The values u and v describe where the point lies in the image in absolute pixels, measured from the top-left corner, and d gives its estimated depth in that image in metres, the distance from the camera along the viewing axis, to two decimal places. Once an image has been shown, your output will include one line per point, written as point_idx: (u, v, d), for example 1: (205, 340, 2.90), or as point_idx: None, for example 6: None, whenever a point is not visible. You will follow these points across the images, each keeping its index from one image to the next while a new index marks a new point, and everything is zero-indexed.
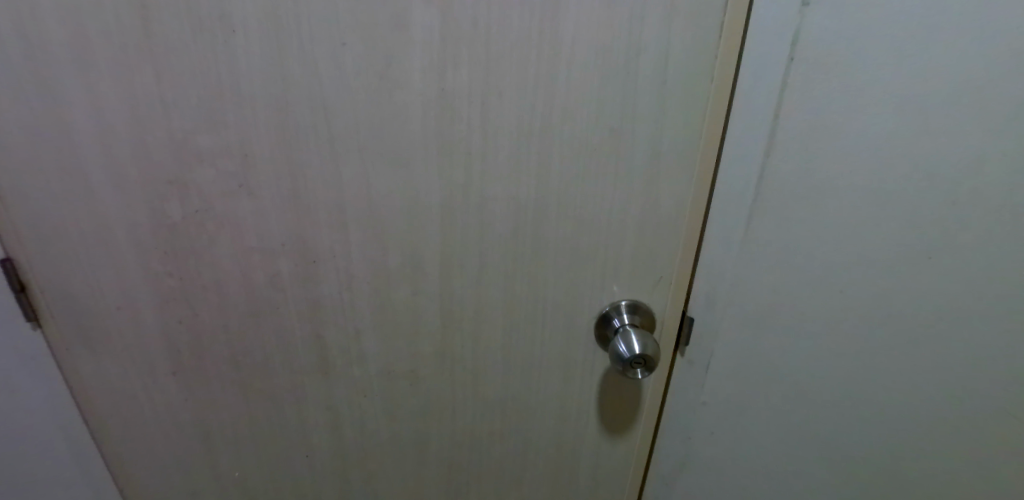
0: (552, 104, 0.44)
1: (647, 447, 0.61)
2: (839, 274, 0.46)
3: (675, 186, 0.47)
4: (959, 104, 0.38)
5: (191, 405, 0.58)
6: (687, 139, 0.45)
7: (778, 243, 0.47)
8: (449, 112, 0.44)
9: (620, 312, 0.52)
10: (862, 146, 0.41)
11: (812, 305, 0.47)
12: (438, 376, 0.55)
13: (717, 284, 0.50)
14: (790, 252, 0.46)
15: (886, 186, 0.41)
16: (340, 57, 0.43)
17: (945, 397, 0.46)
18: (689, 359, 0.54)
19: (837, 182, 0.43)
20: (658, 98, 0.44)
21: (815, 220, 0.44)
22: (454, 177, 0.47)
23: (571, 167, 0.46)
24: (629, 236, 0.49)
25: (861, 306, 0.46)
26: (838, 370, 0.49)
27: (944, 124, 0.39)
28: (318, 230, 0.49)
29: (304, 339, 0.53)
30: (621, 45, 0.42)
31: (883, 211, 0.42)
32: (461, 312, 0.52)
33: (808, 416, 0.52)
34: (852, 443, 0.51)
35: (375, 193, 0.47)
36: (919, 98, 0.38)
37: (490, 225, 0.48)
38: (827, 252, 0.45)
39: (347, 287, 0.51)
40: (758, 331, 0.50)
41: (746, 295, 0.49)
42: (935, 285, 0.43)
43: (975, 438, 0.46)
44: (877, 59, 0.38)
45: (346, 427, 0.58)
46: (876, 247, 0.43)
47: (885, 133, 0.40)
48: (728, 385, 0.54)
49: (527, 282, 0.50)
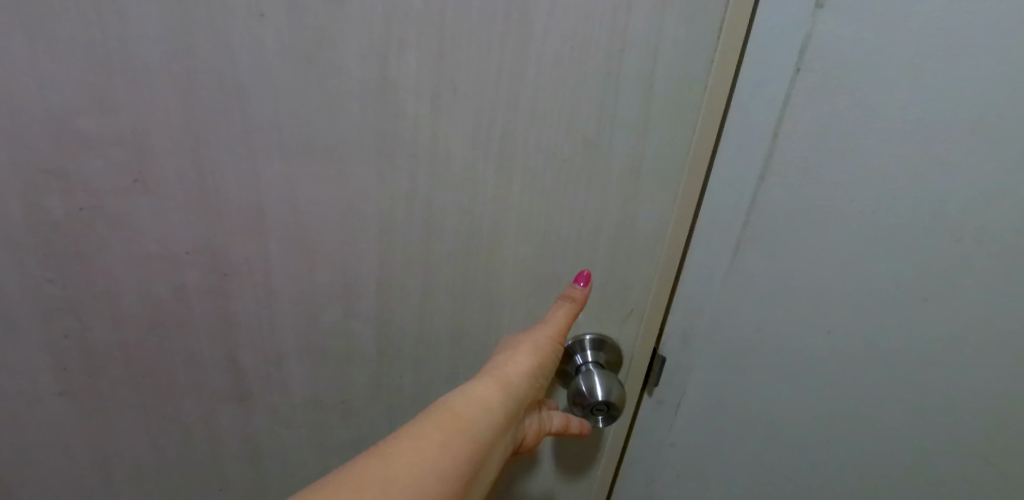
0: (517, 106, 0.36)
1: (606, 486, 0.56)
2: (829, 316, 0.41)
3: (657, 211, 0.41)
4: (978, 134, 0.33)
5: (88, 431, 0.48)
6: (673, 156, 0.39)
7: (764, 278, 0.41)
8: (393, 108, 0.37)
9: (584, 348, 0.45)
10: (868, 175, 0.36)
11: (794, 347, 0.43)
12: (374, 407, 0.47)
13: (692, 319, 0.44)
14: (777, 286, 0.41)
15: (894, 222, 0.36)
16: (258, 32, 0.34)
17: (935, 448, 0.42)
18: (658, 398, 0.49)
19: (837, 213, 0.37)
20: (643, 108, 0.37)
21: (807, 256, 0.39)
22: (398, 185, 0.39)
23: (536, 182, 0.39)
24: (600, 264, 0.42)
25: (848, 351, 0.42)
26: (816, 414, 0.45)
27: (959, 156, 0.33)
28: (231, 238, 0.41)
29: (216, 361, 0.45)
30: (603, 41, 0.35)
31: (884, 246, 0.37)
32: (400, 340, 0.44)
33: (780, 458, 0.48)
34: (829, 487, 0.47)
35: (299, 198, 0.40)
36: (934, 125, 0.33)
37: (437, 242, 0.41)
38: (817, 290, 0.40)
39: (266, 305, 0.43)
40: (735, 372, 0.45)
41: (724, 331, 0.44)
42: (934, 334, 0.39)
43: (956, 495, 0.43)
44: (894, 77, 0.33)
45: (266, 459, 0.50)
46: (872, 284, 0.39)
47: (894, 162, 0.35)
48: (697, 426, 0.48)
49: (480, 311, 0.43)
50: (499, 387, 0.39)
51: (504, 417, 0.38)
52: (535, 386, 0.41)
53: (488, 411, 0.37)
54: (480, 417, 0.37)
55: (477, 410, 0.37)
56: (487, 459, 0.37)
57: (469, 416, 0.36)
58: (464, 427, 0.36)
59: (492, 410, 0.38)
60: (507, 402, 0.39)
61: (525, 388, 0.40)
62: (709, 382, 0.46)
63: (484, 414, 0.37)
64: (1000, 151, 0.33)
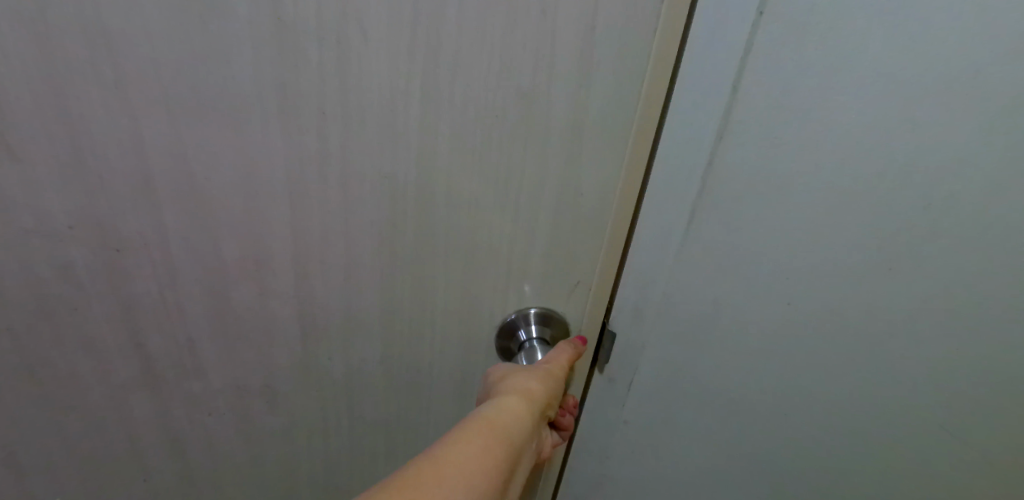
0: (438, 54, 0.31)
1: (557, 469, 0.52)
2: (789, 286, 0.38)
3: (604, 175, 0.36)
4: (963, 90, 0.30)
5: None
6: (622, 113, 0.33)
7: (721, 248, 0.38)
8: (292, 56, 0.31)
9: (529, 322, 0.41)
10: (840, 134, 0.32)
11: (753, 320, 0.40)
12: (302, 394, 0.43)
13: (645, 293, 0.41)
14: (738, 255, 0.37)
15: (857, 183, 0.33)
16: None
17: (887, 412, 0.42)
18: (609, 376, 0.45)
19: (805, 176, 0.34)
20: (583, 57, 0.31)
21: (767, 222, 0.36)
22: (307, 146, 0.34)
23: (465, 145, 0.34)
24: (541, 235, 0.37)
25: (808, 321, 0.39)
26: (776, 387, 0.42)
27: (940, 117, 0.31)
28: (119, 208, 0.35)
29: (120, 348, 0.40)
30: None
31: (854, 209, 0.34)
32: (325, 319, 0.40)
33: (739, 433, 0.46)
34: (788, 452, 0.46)
35: (191, 162, 0.34)
36: (912, 83, 0.30)
37: (358, 211, 0.36)
38: (778, 259, 0.37)
39: (168, 285, 0.38)
40: (690, 347, 0.42)
41: (680, 304, 0.40)
42: (894, 301, 0.37)
43: (904, 453, 0.43)
44: (873, 25, 0.29)
45: (191, 450, 0.45)
46: (841, 251, 0.36)
47: (867, 122, 0.32)
48: (653, 403, 0.46)
49: (411, 288, 0.39)
50: (527, 402, 0.35)
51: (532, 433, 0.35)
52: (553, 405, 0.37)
53: (519, 427, 0.33)
54: (516, 431, 0.33)
55: (513, 422, 0.33)
56: (515, 475, 0.33)
57: (505, 427, 0.33)
58: (503, 440, 0.32)
59: (523, 423, 0.34)
60: (535, 417, 0.35)
61: (546, 407, 0.36)
62: (663, 358, 0.43)
63: (519, 429, 0.33)
64: (983, 109, 0.30)
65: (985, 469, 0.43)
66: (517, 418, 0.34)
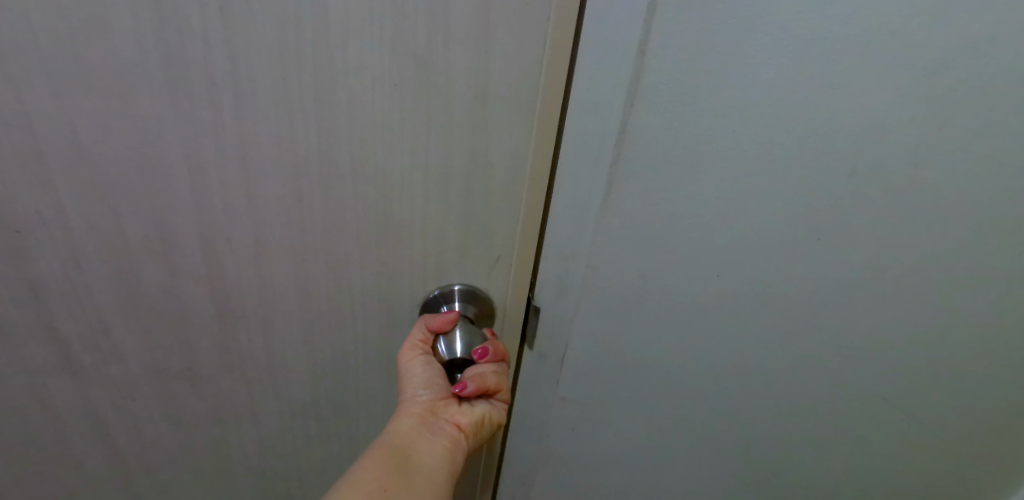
0: (326, 18, 0.30)
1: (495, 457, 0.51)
2: (716, 256, 0.37)
3: (514, 146, 0.35)
4: (867, 48, 0.30)
5: None
6: (525, 80, 0.33)
7: (642, 220, 0.36)
8: (176, 23, 0.30)
9: (452, 299, 0.40)
10: (750, 98, 0.31)
11: (681, 291, 0.39)
12: (226, 375, 0.42)
13: (567, 270, 0.39)
14: (660, 228, 0.36)
15: (774, 145, 0.33)
16: None
17: (817, 376, 0.42)
18: (539, 357, 0.44)
19: (720, 143, 0.33)
20: (478, 20, 0.30)
21: (686, 190, 0.35)
22: (201, 118, 0.32)
23: (365, 115, 0.33)
24: (455, 209, 0.37)
25: (736, 290, 0.38)
26: (706, 359, 0.42)
27: (847, 78, 0.30)
28: (11, 188, 0.34)
29: (31, 335, 0.39)
30: None
31: (769, 174, 0.34)
32: (242, 299, 0.39)
33: (672, 406, 0.45)
34: (722, 425, 0.45)
35: (82, 138, 0.33)
36: (815, 40, 0.30)
37: (263, 185, 0.35)
38: (700, 228, 0.36)
39: (73, 267, 0.37)
40: (619, 323, 0.41)
41: (605, 280, 0.39)
42: (818, 265, 0.37)
43: (834, 414, 0.44)
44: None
45: (118, 436, 0.44)
46: (760, 217, 0.35)
47: (777, 84, 0.31)
48: (587, 382, 0.45)
49: (326, 264, 0.38)
50: (403, 405, 0.38)
51: (417, 428, 0.37)
52: (442, 387, 0.38)
53: (395, 431, 0.37)
54: (390, 437, 0.37)
55: (386, 433, 0.37)
56: (417, 468, 0.36)
57: (380, 441, 0.37)
58: (373, 452, 0.36)
59: (397, 426, 0.37)
60: (411, 414, 0.37)
61: (433, 395, 0.38)
62: (593, 336, 0.42)
63: (392, 434, 0.37)
64: (886, 66, 0.30)
65: (906, 425, 0.44)
66: (392, 427, 0.37)
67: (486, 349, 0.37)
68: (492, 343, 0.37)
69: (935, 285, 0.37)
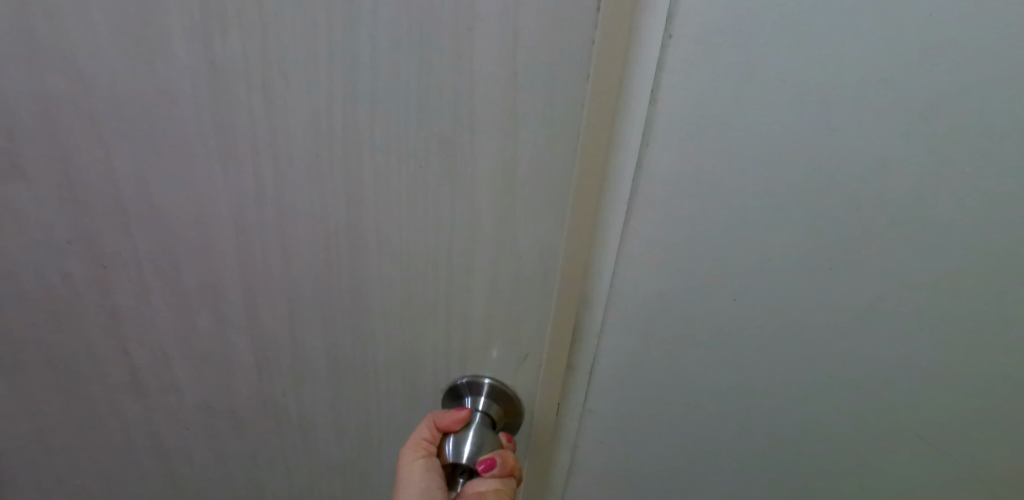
0: (356, 101, 0.29)
1: None
2: (744, 333, 0.36)
3: (546, 238, 0.31)
4: (864, 94, 0.28)
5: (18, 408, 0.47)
6: (559, 173, 0.29)
7: (660, 300, 0.35)
8: (225, 99, 0.31)
9: (478, 393, 0.37)
10: (754, 150, 0.30)
11: (711, 369, 0.37)
12: (261, 423, 0.43)
13: (590, 349, 0.37)
14: (678, 286, 0.34)
15: (787, 225, 0.32)
16: (83, 8, 0.30)
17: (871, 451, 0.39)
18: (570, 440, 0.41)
19: (719, 182, 0.31)
20: (506, 106, 0.28)
21: (705, 271, 0.34)
22: (245, 187, 0.33)
23: (389, 194, 0.31)
24: (480, 298, 0.34)
25: (772, 368, 0.37)
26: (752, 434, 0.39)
27: (845, 122, 0.29)
28: (101, 231, 0.37)
29: (112, 357, 0.43)
30: (454, 20, 0.26)
31: (797, 243, 0.32)
32: (276, 355, 0.39)
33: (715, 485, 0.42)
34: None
35: (152, 195, 0.35)
36: (822, 124, 0.29)
37: (295, 252, 0.35)
38: (727, 307, 0.35)
39: (144, 305, 0.40)
40: (650, 401, 0.39)
41: (625, 356, 0.37)
42: (853, 343, 0.35)
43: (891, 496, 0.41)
44: (783, 26, 0.27)
45: (175, 457, 0.48)
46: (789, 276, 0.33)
47: (774, 124, 0.29)
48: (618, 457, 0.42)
49: (352, 334, 0.37)
50: None
51: None
52: None
53: None
54: None
55: None
56: None
57: None
58: None
59: None
60: None
61: None
62: (620, 414, 0.40)
63: None
64: (893, 114, 0.28)
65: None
66: None
67: (493, 460, 0.34)
68: (500, 455, 0.34)
69: (981, 350, 0.35)
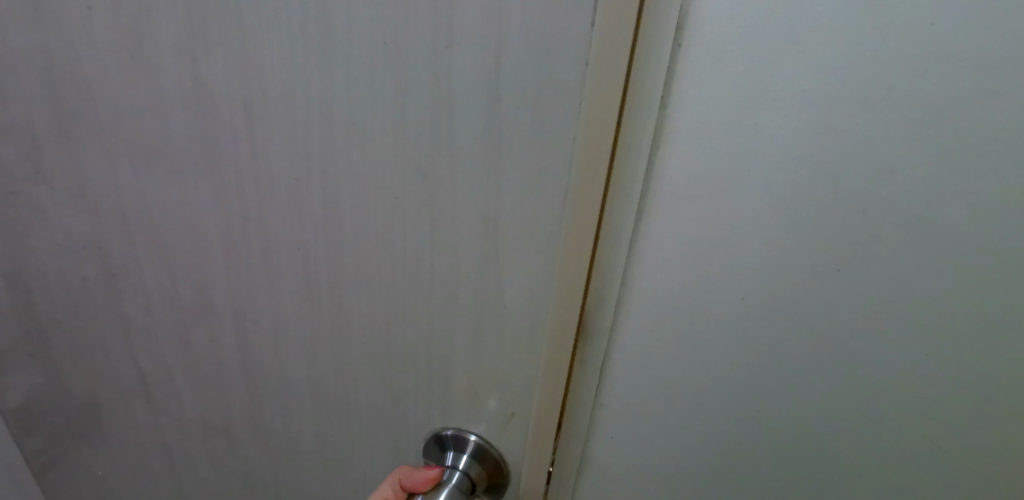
0: (335, 126, 0.27)
1: None
2: (769, 409, 0.31)
3: (533, 288, 0.27)
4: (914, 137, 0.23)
5: (43, 400, 0.48)
6: (548, 217, 0.25)
7: (662, 366, 0.31)
8: (212, 118, 0.29)
9: (462, 449, 0.33)
10: (764, 216, 0.26)
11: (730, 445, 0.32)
12: (253, 446, 0.42)
13: (588, 409, 0.34)
14: (684, 352, 0.31)
15: (809, 296, 0.27)
16: (84, 20, 0.29)
17: None
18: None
19: (729, 233, 0.27)
20: (490, 139, 0.24)
21: (710, 339, 0.30)
22: (232, 209, 0.32)
23: (368, 226, 0.29)
24: (462, 347, 0.30)
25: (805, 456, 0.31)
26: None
27: (886, 185, 0.24)
28: (109, 241, 0.37)
29: (123, 362, 0.43)
30: (435, 42, 0.23)
31: (828, 317, 0.28)
32: (264, 380, 0.38)
33: None
34: None
35: (151, 209, 0.34)
36: (852, 192, 0.25)
37: (280, 279, 0.33)
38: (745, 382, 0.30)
39: (149, 317, 0.40)
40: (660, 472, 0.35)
41: (632, 418, 0.34)
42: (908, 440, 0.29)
43: None
44: (812, 86, 0.23)
45: (179, 464, 0.48)
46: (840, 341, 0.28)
47: (797, 174, 0.25)
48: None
49: (334, 369, 0.35)
50: None
51: None
52: None
53: None
54: None
55: None
56: None
57: None
58: None
59: None
60: None
61: None
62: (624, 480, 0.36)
63: None
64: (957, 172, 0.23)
65: None
66: None
67: None
68: None
69: None
